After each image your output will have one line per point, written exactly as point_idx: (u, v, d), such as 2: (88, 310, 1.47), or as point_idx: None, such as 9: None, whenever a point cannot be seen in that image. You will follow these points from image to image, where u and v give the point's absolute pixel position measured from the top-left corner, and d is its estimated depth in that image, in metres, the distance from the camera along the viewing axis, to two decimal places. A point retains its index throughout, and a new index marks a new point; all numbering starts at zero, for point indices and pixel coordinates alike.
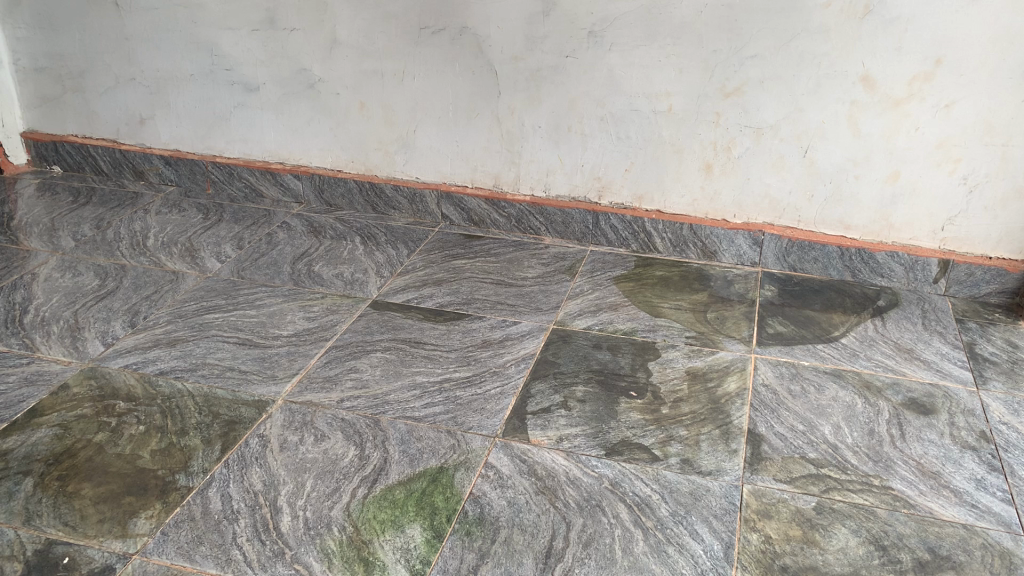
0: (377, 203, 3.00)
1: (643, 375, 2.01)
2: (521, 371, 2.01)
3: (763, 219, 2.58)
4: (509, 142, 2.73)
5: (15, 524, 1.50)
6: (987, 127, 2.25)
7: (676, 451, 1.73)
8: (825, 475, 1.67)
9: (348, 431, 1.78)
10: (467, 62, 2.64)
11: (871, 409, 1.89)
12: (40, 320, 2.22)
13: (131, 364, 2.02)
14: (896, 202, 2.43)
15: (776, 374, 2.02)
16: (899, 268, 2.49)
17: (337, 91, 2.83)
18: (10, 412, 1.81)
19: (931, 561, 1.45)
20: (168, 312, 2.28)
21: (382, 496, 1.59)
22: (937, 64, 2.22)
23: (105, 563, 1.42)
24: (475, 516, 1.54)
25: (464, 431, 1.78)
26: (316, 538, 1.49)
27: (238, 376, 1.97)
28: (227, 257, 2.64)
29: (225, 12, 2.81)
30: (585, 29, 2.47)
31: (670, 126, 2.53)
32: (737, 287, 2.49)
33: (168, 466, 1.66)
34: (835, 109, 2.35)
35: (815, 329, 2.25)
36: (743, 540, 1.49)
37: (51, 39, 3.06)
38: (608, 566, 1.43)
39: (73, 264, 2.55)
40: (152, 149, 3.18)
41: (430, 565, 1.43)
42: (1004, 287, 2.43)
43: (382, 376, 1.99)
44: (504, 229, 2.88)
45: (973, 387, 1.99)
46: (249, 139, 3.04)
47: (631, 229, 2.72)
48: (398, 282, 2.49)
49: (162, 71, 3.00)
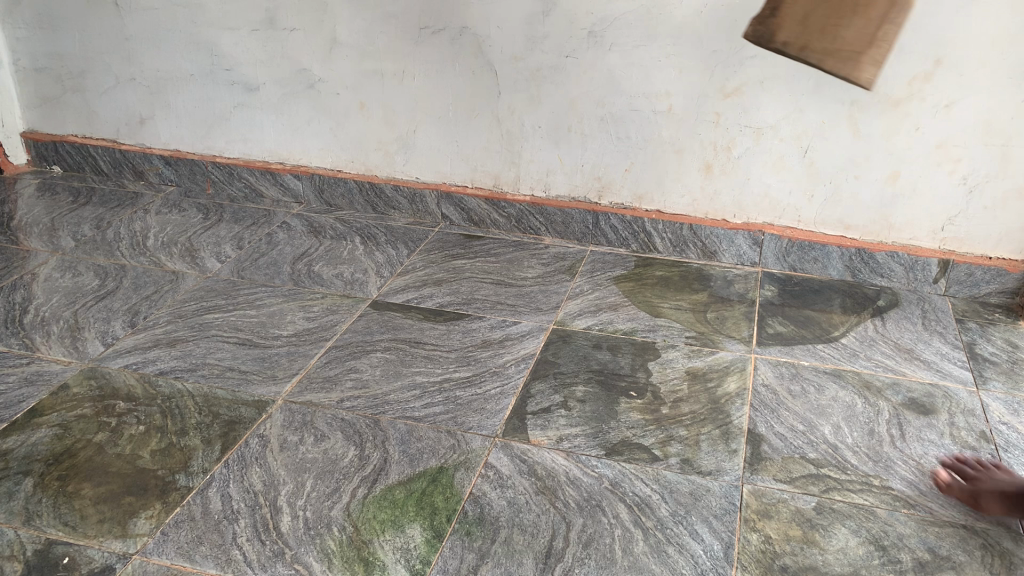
0: (377, 203, 3.00)
1: (643, 375, 2.01)
2: (521, 371, 2.02)
3: (763, 219, 2.58)
4: (509, 142, 2.73)
5: (15, 524, 1.50)
6: (986, 127, 2.25)
7: (676, 452, 1.73)
8: (825, 475, 1.67)
9: (347, 431, 1.78)
10: (467, 62, 2.64)
11: (871, 409, 1.89)
12: (40, 320, 2.22)
13: (131, 364, 2.02)
14: (897, 202, 2.43)
15: (776, 374, 2.02)
16: (899, 268, 2.50)
17: (337, 90, 2.83)
18: (9, 412, 1.81)
19: (931, 562, 1.45)
20: (168, 311, 2.28)
21: (382, 496, 1.59)
22: (937, 65, 2.22)
23: (105, 563, 1.42)
24: (475, 516, 1.54)
25: (464, 431, 1.79)
26: (316, 538, 1.49)
27: (237, 376, 1.98)
28: (227, 257, 2.64)
29: (225, 12, 2.81)
30: (585, 29, 2.47)
31: (671, 126, 2.53)
32: (737, 287, 2.49)
33: (168, 466, 1.66)
34: (836, 109, 2.36)
35: (815, 329, 2.25)
36: (743, 540, 1.49)
37: (51, 39, 3.06)
38: (608, 566, 1.43)
39: (73, 264, 2.55)
40: (152, 149, 3.19)
41: (430, 565, 1.43)
42: (1004, 287, 2.43)
43: (382, 376, 1.99)
44: (504, 229, 2.88)
45: (972, 386, 1.99)
46: (249, 138, 3.04)
47: (631, 229, 2.72)
48: (397, 282, 2.49)
49: (162, 71, 3.00)
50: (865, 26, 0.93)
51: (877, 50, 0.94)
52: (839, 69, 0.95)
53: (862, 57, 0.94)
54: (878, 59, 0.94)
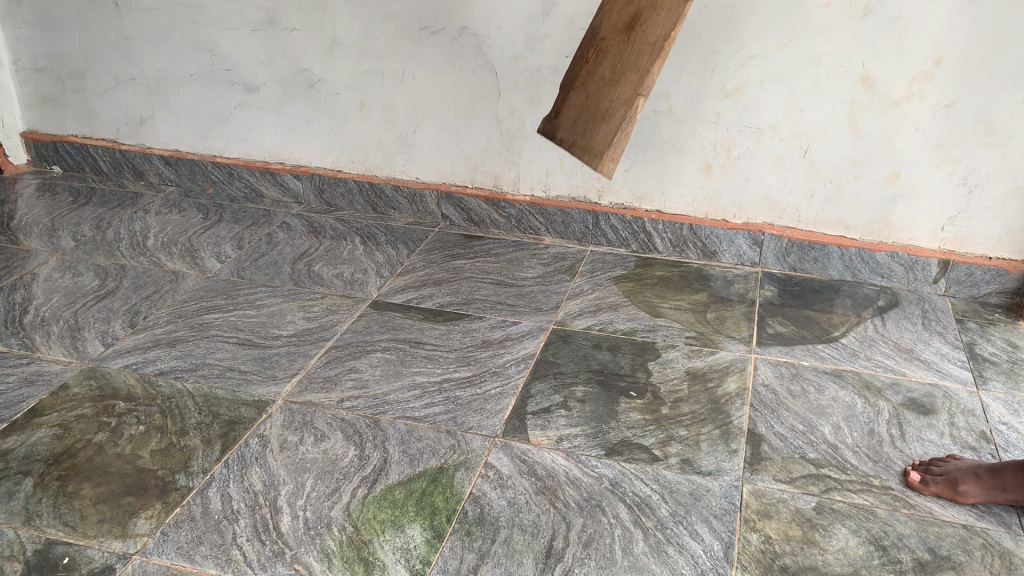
0: (377, 203, 3.00)
1: (643, 375, 2.01)
2: (521, 371, 2.02)
3: (763, 219, 2.58)
4: (509, 142, 2.73)
5: (15, 524, 1.50)
6: (987, 126, 2.25)
7: (676, 452, 1.73)
8: (825, 475, 1.67)
9: (348, 431, 1.78)
10: (467, 62, 2.64)
11: (871, 409, 1.89)
12: (40, 320, 2.22)
13: (131, 364, 2.02)
14: (897, 202, 2.43)
15: (776, 374, 2.02)
16: (899, 269, 2.49)
17: (337, 90, 2.83)
18: (10, 412, 1.81)
19: (931, 561, 1.45)
20: (168, 312, 2.28)
21: (382, 496, 1.59)
22: (937, 65, 2.22)
23: (105, 563, 1.42)
24: (475, 515, 1.54)
25: (464, 432, 1.78)
26: (316, 538, 1.49)
27: (238, 376, 1.98)
28: (227, 257, 2.64)
29: (226, 12, 2.81)
30: (585, 29, 2.47)
31: (670, 126, 2.53)
32: (737, 288, 2.49)
33: (168, 466, 1.66)
34: (836, 109, 2.36)
35: (815, 329, 2.25)
36: (743, 540, 1.49)
37: (52, 39, 3.06)
38: (609, 566, 1.43)
39: (73, 264, 2.55)
40: (152, 149, 3.19)
41: (430, 565, 1.43)
42: (1004, 287, 2.43)
43: (382, 376, 1.99)
44: (504, 229, 2.88)
45: (972, 386, 1.99)
46: (249, 138, 3.04)
47: (631, 229, 2.72)
48: (398, 282, 2.49)
49: (162, 71, 3.00)
50: (606, 136, 1.77)
51: (614, 152, 1.75)
52: (589, 159, 1.80)
53: (604, 156, 1.76)
54: (614, 158, 1.75)
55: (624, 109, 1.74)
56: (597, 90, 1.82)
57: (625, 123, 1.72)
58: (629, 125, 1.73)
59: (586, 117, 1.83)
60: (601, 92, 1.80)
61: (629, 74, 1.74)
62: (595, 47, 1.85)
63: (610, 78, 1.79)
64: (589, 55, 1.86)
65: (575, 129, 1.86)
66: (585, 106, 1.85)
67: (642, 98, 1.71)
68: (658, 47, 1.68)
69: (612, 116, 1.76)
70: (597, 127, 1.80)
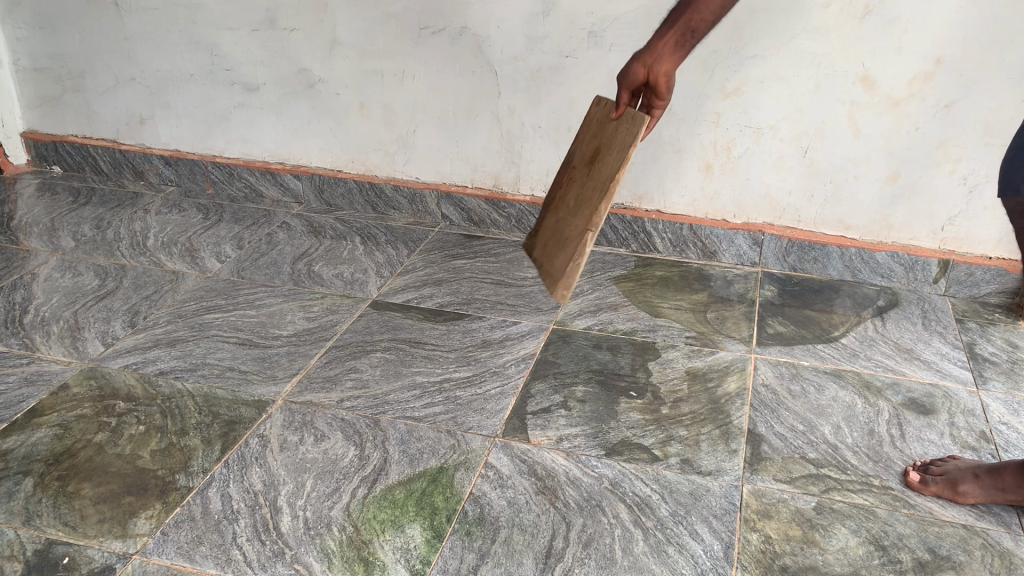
0: (377, 203, 3.00)
1: (643, 375, 2.01)
2: (521, 371, 2.02)
3: (763, 219, 2.59)
4: (509, 142, 2.73)
5: (15, 524, 1.50)
6: (987, 126, 2.25)
7: (676, 452, 1.73)
8: (825, 475, 1.67)
9: (347, 431, 1.78)
10: (467, 62, 2.64)
11: (871, 409, 1.89)
12: (40, 320, 2.22)
13: (131, 364, 2.02)
14: (896, 202, 2.43)
15: (776, 374, 2.02)
16: (899, 268, 2.50)
17: (337, 90, 2.83)
18: (10, 412, 1.81)
19: (931, 561, 1.45)
20: (168, 312, 2.28)
21: (381, 496, 1.59)
22: (937, 64, 2.22)
23: (105, 563, 1.42)
24: (475, 515, 1.54)
25: (464, 431, 1.78)
26: (316, 538, 1.49)
27: (238, 376, 1.98)
28: (227, 257, 2.64)
29: (226, 12, 2.81)
30: (585, 29, 2.47)
31: (670, 126, 2.53)
32: (737, 287, 2.49)
33: (168, 466, 1.66)
34: (836, 109, 2.36)
35: (815, 329, 2.25)
36: (743, 540, 1.49)
37: (52, 39, 3.06)
38: (608, 566, 1.43)
39: (73, 264, 2.55)
40: (152, 149, 3.19)
41: (430, 565, 1.43)
42: (1004, 287, 2.43)
43: (382, 376, 1.99)
44: (504, 229, 2.88)
45: (972, 386, 1.99)
46: (249, 138, 3.04)
47: (631, 229, 2.72)
48: (398, 282, 2.49)
49: (162, 70, 3.00)
50: (561, 265, 1.61)
51: (566, 284, 1.55)
52: (548, 285, 1.63)
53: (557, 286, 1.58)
54: (566, 289, 1.54)
55: (577, 243, 1.56)
56: (563, 217, 1.71)
57: (575, 257, 1.53)
58: (580, 258, 1.54)
59: (554, 242, 1.70)
60: (564, 221, 1.68)
61: (584, 209, 1.59)
62: (567, 175, 1.78)
63: (573, 207, 1.66)
64: (564, 181, 1.79)
65: (542, 253, 1.76)
66: (557, 225, 1.73)
67: (591, 232, 1.51)
68: (606, 187, 1.52)
69: (568, 247, 1.60)
70: (557, 254, 1.66)
